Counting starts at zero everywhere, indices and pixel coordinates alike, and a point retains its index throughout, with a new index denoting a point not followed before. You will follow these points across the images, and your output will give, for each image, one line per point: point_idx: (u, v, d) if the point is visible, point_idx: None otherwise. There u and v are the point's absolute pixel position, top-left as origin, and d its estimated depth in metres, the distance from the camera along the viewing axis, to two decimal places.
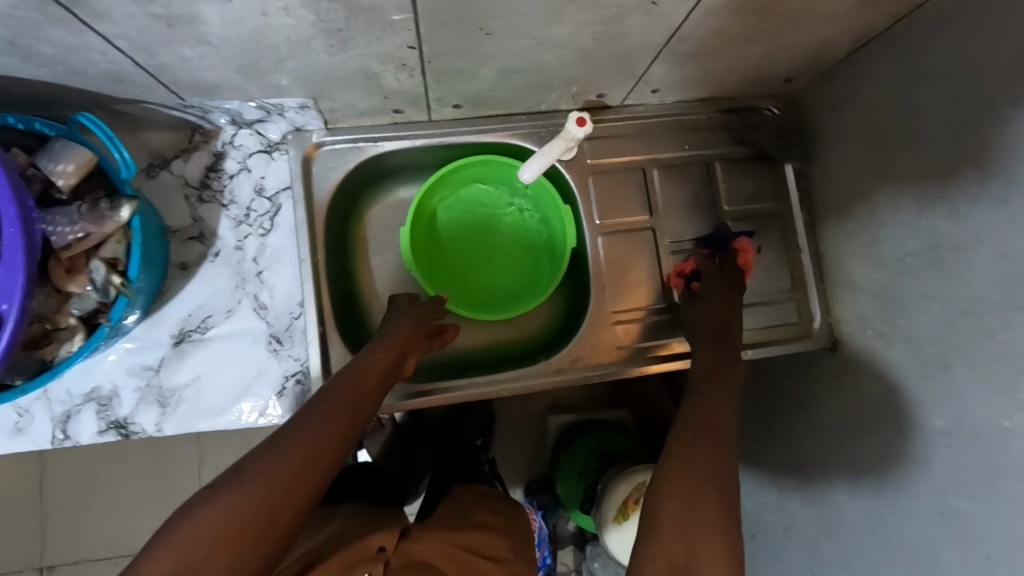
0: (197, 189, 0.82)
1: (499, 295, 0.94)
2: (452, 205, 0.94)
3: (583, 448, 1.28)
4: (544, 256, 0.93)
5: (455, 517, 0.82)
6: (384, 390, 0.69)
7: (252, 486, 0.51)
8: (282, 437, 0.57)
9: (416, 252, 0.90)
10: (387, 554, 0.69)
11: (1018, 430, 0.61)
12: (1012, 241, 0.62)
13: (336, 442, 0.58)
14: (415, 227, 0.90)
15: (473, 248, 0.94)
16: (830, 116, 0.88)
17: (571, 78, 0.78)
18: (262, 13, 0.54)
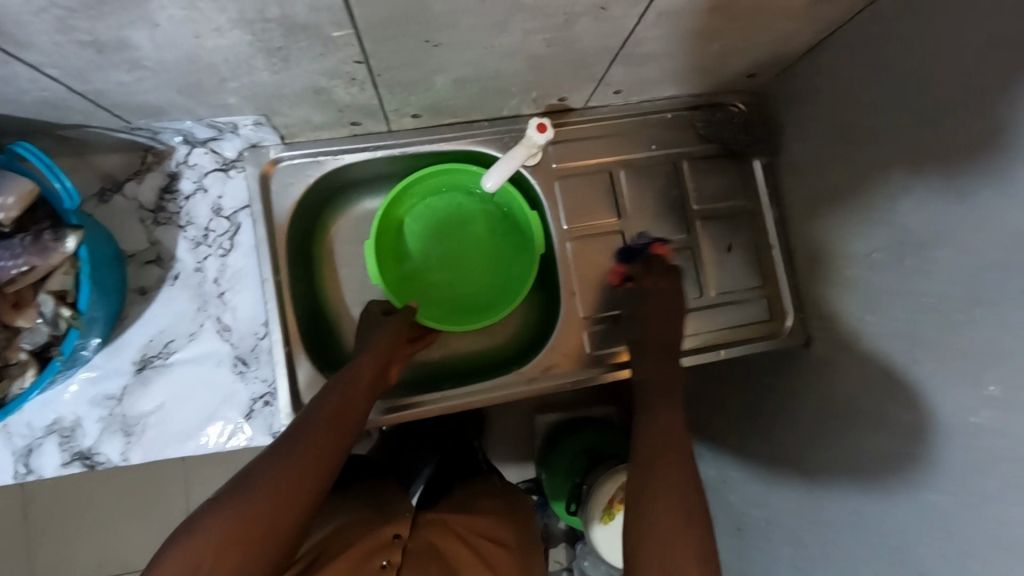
0: (152, 211, 0.81)
1: (476, 299, 0.93)
2: (420, 215, 0.93)
3: (569, 449, 1.26)
4: (513, 263, 0.93)
5: (464, 497, 0.86)
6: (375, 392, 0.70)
7: (245, 501, 0.53)
8: (272, 453, 0.58)
9: (384, 265, 0.89)
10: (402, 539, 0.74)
11: (984, 425, 0.61)
12: (971, 236, 0.62)
13: (327, 452, 0.59)
14: (382, 237, 0.89)
15: (447, 254, 0.94)
16: (795, 111, 0.87)
17: (529, 84, 0.77)
18: (194, 35, 0.52)
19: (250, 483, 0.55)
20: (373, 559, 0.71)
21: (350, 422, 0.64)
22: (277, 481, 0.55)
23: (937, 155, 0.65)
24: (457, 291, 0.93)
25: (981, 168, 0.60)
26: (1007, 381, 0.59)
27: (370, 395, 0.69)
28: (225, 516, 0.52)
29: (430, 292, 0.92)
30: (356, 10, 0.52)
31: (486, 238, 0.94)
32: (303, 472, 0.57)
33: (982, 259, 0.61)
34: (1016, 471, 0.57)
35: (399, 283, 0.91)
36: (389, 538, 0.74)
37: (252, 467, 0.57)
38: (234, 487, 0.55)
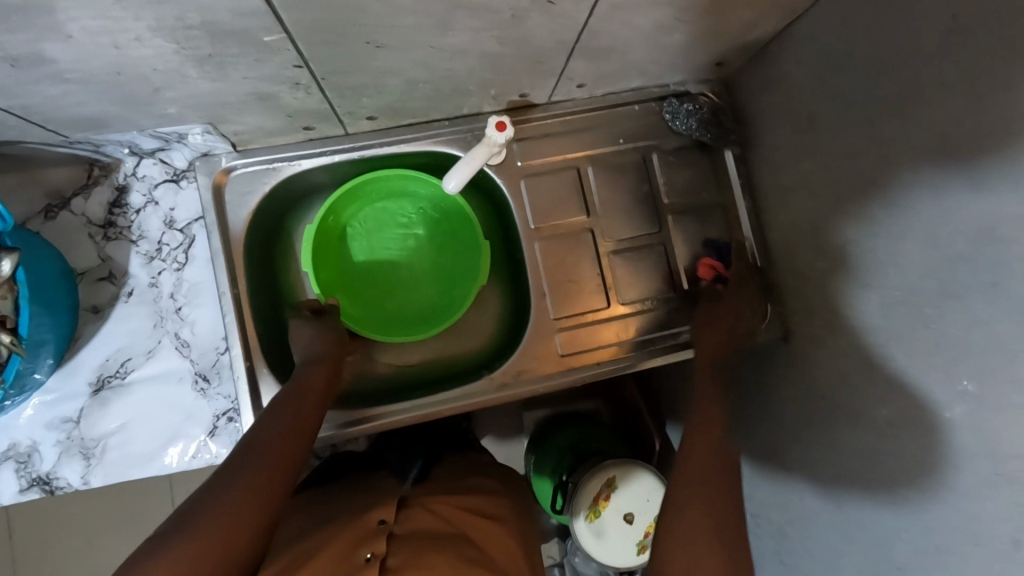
0: (101, 226, 0.78)
1: (433, 307, 0.91)
2: (366, 217, 0.90)
3: (556, 446, 1.21)
4: (468, 269, 0.90)
5: (453, 481, 0.85)
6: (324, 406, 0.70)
7: (201, 528, 0.51)
8: (224, 477, 0.56)
9: (323, 270, 0.86)
10: (388, 526, 0.70)
11: (958, 420, 0.59)
12: (941, 228, 0.60)
13: (281, 474, 0.59)
14: (329, 234, 0.87)
15: (406, 259, 0.92)
16: (764, 100, 0.84)
17: (486, 82, 0.74)
18: (115, 46, 0.49)
19: (205, 509, 0.53)
20: (359, 549, 0.65)
21: (301, 442, 0.64)
22: (235, 506, 0.54)
23: (906, 143, 0.63)
24: (404, 300, 0.91)
25: (950, 157, 0.58)
26: (979, 376, 0.57)
27: (319, 413, 0.68)
28: (182, 545, 0.49)
29: (375, 298, 0.91)
30: (285, 14, 0.49)
31: (445, 250, 0.92)
32: (259, 495, 0.56)
33: (953, 251, 0.59)
34: (990, 468, 0.56)
35: (338, 287, 0.89)
36: (374, 527, 0.70)
37: (202, 494, 0.55)
38: (188, 514, 0.52)
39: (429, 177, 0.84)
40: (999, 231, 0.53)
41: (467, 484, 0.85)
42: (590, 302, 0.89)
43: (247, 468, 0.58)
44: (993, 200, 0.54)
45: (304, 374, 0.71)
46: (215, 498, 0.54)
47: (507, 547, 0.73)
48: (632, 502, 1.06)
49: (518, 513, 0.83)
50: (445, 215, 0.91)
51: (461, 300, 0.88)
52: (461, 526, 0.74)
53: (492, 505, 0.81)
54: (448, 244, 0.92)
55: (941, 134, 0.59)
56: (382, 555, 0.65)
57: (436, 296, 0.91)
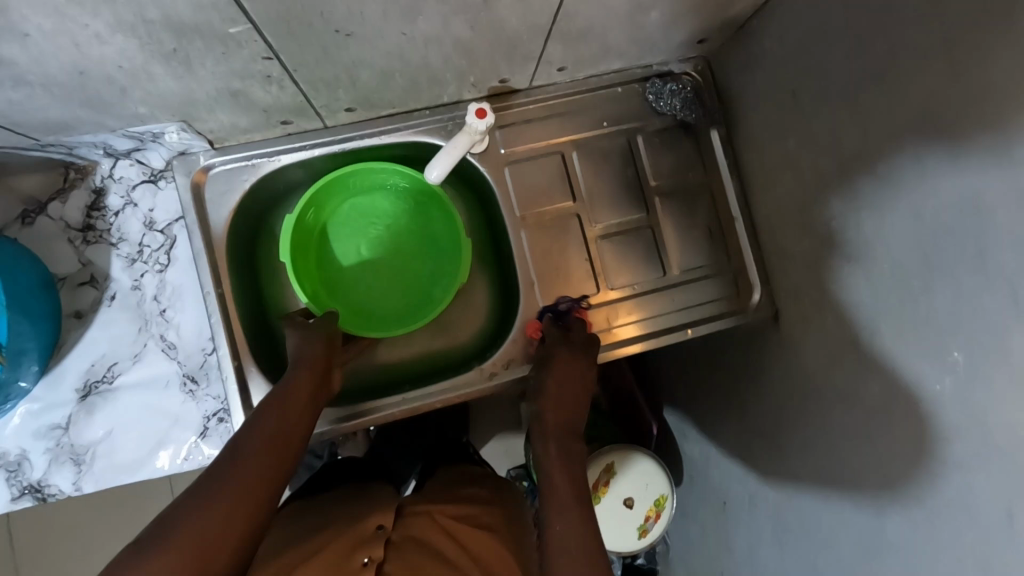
0: (81, 230, 0.77)
1: (416, 301, 0.90)
2: (345, 213, 0.89)
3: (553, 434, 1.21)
4: (449, 263, 0.89)
5: (446, 488, 0.84)
6: (316, 399, 0.70)
7: (186, 535, 0.51)
8: (217, 473, 0.57)
9: (303, 267, 0.85)
10: (386, 531, 0.72)
11: (948, 393, 0.59)
12: (927, 200, 0.59)
13: (266, 482, 0.58)
14: (308, 228, 0.86)
15: (388, 254, 0.91)
16: (747, 77, 0.83)
17: (462, 69, 0.73)
18: (74, 44, 0.48)
19: (186, 516, 0.52)
20: (356, 553, 0.67)
21: (288, 448, 0.63)
22: (217, 515, 0.53)
23: (890, 115, 0.62)
24: (380, 297, 0.90)
25: (935, 128, 0.57)
26: (969, 348, 0.56)
27: (308, 417, 0.67)
28: (159, 553, 0.49)
29: (351, 294, 0.89)
30: (247, 5, 0.48)
31: (426, 246, 0.91)
32: (242, 504, 0.55)
33: (939, 223, 0.58)
34: (980, 440, 0.56)
35: (318, 284, 0.88)
36: (371, 532, 0.71)
37: (185, 498, 0.54)
38: (168, 519, 0.52)
39: (410, 170, 0.83)
40: (984, 200, 0.53)
41: (461, 491, 0.83)
42: (577, 288, 0.88)
43: (229, 474, 0.57)
44: (977, 169, 0.53)
45: (293, 377, 0.69)
46: (197, 504, 0.53)
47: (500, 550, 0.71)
48: (632, 488, 1.06)
49: (514, 515, 0.80)
50: (425, 208, 0.90)
51: (436, 300, 0.88)
52: (453, 531, 0.73)
53: (487, 512, 0.78)
54: (429, 238, 0.91)
55: (924, 104, 0.58)
56: (379, 559, 0.67)
57: (412, 293, 0.90)
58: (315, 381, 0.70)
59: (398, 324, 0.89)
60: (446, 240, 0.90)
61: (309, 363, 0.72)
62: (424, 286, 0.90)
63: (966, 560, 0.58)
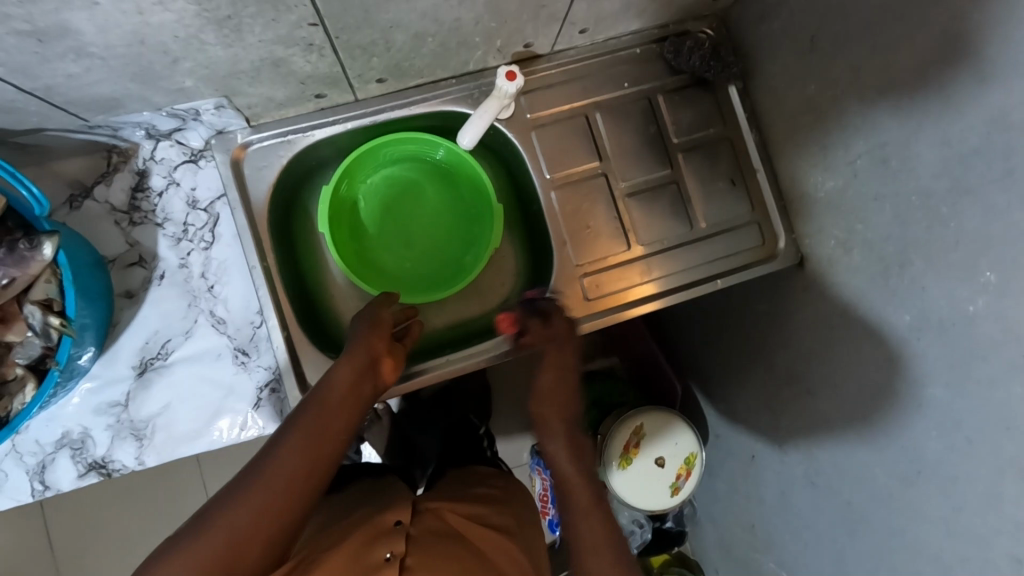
0: (126, 212, 0.79)
1: (445, 266, 0.92)
2: (375, 187, 0.91)
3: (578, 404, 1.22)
4: (476, 229, 0.92)
5: (460, 489, 0.87)
6: (362, 390, 0.69)
7: (208, 537, 0.54)
8: (246, 475, 0.59)
9: (339, 240, 0.87)
10: (404, 526, 0.72)
11: (981, 313, 0.62)
12: (952, 126, 0.62)
13: (301, 481, 0.59)
14: (339, 199, 0.87)
15: (412, 222, 0.92)
16: (762, 28, 0.86)
17: (491, 31, 0.75)
18: (137, 12, 0.50)
19: (220, 513, 0.56)
20: (378, 547, 0.68)
21: (327, 447, 0.63)
22: (247, 515, 0.56)
23: (911, 49, 0.65)
24: (414, 266, 0.91)
25: (960, 52, 0.60)
26: (1000, 265, 0.59)
27: (351, 412, 0.67)
28: (188, 552, 0.53)
29: (387, 265, 0.91)
30: None
31: (452, 216, 0.93)
32: (270, 504, 0.57)
33: (965, 146, 0.61)
34: (1015, 353, 0.58)
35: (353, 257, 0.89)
36: (389, 527, 0.72)
37: (221, 496, 0.58)
38: (203, 515, 0.56)
39: (443, 140, 0.86)
40: (1011, 117, 0.56)
41: (472, 492, 0.86)
42: (609, 245, 0.91)
43: (259, 475, 0.59)
44: (1005, 90, 0.56)
45: (336, 371, 0.69)
46: (229, 503, 0.56)
47: (511, 554, 0.74)
48: (660, 449, 1.08)
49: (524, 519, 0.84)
50: (448, 176, 0.92)
51: (469, 266, 0.90)
52: (468, 533, 0.75)
53: (497, 512, 0.82)
54: (451, 205, 0.93)
55: (947, 31, 0.60)
56: (401, 554, 0.67)
57: (444, 262, 0.92)
58: (358, 373, 0.69)
59: (430, 290, 0.90)
60: (471, 206, 0.92)
61: (353, 353, 0.71)
62: (450, 252, 0.92)
63: (1006, 471, 0.60)
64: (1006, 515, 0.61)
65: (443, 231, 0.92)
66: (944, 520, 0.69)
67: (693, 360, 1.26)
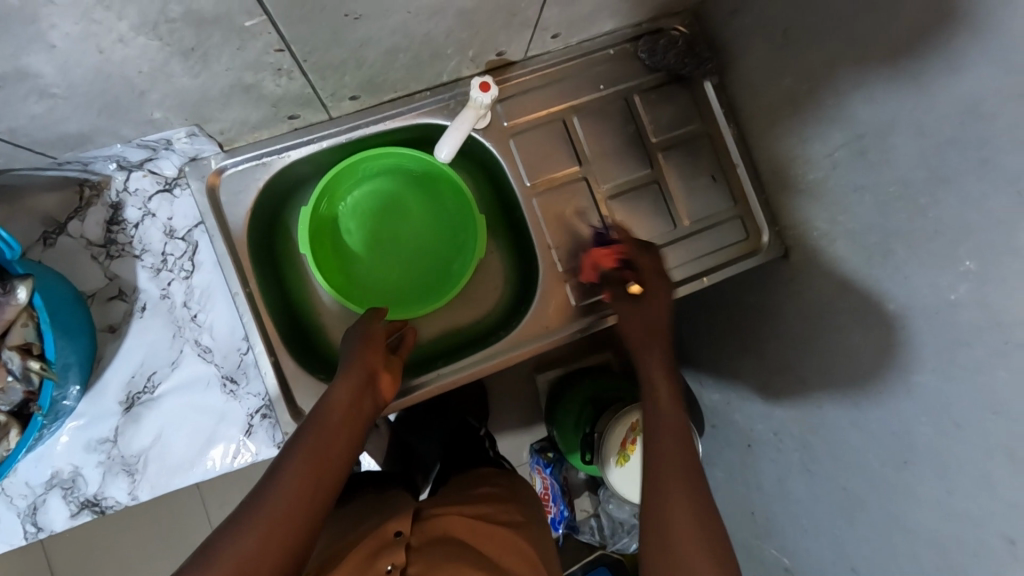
0: (103, 246, 0.78)
1: (430, 279, 0.92)
2: (356, 202, 0.90)
3: (575, 398, 1.23)
4: (461, 242, 0.91)
5: (463, 490, 0.87)
6: (363, 407, 0.70)
7: (218, 565, 0.53)
8: (251, 503, 0.58)
9: (322, 260, 0.86)
10: (404, 537, 0.72)
11: (964, 300, 0.62)
12: (927, 116, 0.62)
13: (305, 502, 0.59)
14: (317, 218, 0.86)
15: (395, 235, 0.91)
16: (735, 23, 0.86)
17: (463, 43, 0.74)
18: (98, 50, 0.49)
19: (225, 543, 0.55)
20: (379, 559, 0.68)
21: (332, 465, 0.63)
22: (253, 540, 0.55)
23: (883, 41, 0.65)
24: (402, 279, 0.91)
25: (930, 45, 0.60)
26: (979, 254, 0.60)
27: (350, 432, 0.67)
28: None
29: (375, 281, 0.90)
30: None
31: (437, 227, 0.92)
32: (277, 526, 0.56)
33: (940, 137, 0.61)
34: (998, 339, 0.59)
35: (340, 276, 0.88)
36: (390, 538, 0.72)
37: (227, 527, 0.57)
38: (209, 547, 0.55)
39: (420, 153, 0.85)
40: (985, 107, 0.56)
41: (475, 492, 0.86)
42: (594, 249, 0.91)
43: (264, 501, 0.58)
44: (975, 80, 0.56)
45: (334, 390, 0.69)
46: (236, 531, 0.56)
47: (521, 550, 0.74)
48: None
49: (531, 514, 0.84)
50: (431, 188, 0.91)
51: (455, 275, 0.89)
52: (472, 533, 0.75)
53: (504, 510, 0.82)
54: (435, 218, 0.92)
55: (917, 24, 0.61)
56: (402, 564, 0.68)
57: (430, 273, 0.91)
58: (356, 390, 0.69)
59: (415, 304, 0.90)
60: (456, 218, 0.91)
61: (350, 371, 0.71)
62: (434, 264, 0.91)
63: (995, 453, 0.61)
64: (998, 496, 0.62)
65: (427, 244, 0.91)
66: (938, 502, 0.69)
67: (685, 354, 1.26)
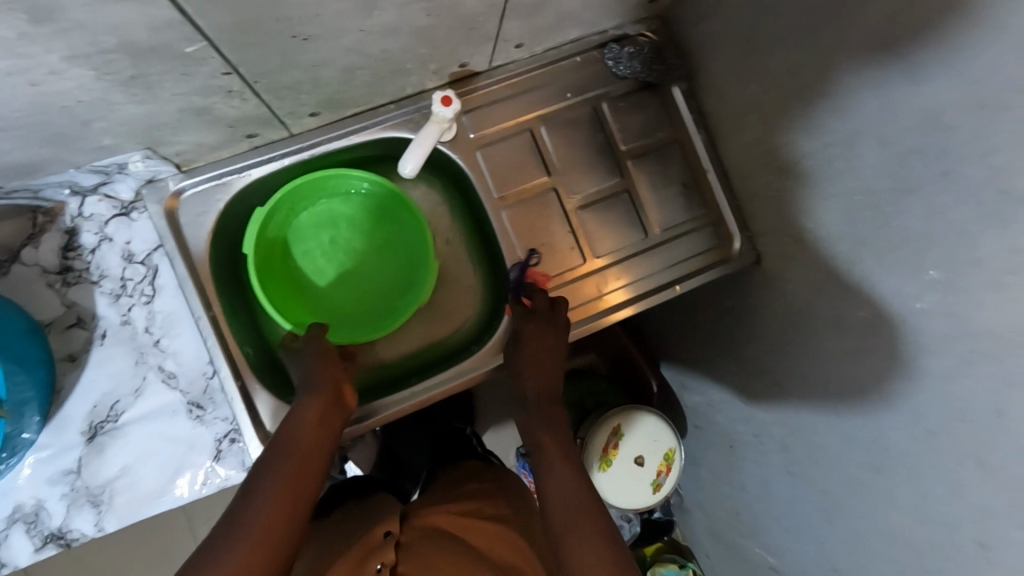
0: (59, 273, 0.76)
1: (384, 302, 0.89)
2: (315, 221, 0.88)
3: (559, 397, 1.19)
4: (415, 270, 0.88)
5: (448, 490, 0.84)
6: (334, 424, 0.69)
7: None
8: (228, 524, 0.55)
9: (276, 283, 0.84)
10: (394, 536, 0.70)
11: (930, 309, 0.62)
12: (889, 126, 0.62)
13: (286, 519, 0.57)
14: (268, 239, 0.84)
15: (352, 257, 0.89)
16: (701, 28, 0.85)
17: (423, 57, 0.72)
18: (30, 83, 0.48)
19: (205, 565, 0.52)
20: (369, 562, 0.65)
21: (307, 484, 0.62)
22: (236, 559, 0.52)
23: (843, 51, 0.65)
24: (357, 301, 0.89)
25: (889, 57, 0.60)
26: (944, 263, 0.59)
27: (323, 449, 0.66)
28: None
29: (333, 303, 0.88)
30: (202, 21, 0.48)
31: (397, 252, 0.89)
32: (261, 543, 0.54)
33: (902, 146, 0.61)
34: (961, 349, 0.59)
35: (293, 300, 0.86)
36: (380, 540, 0.69)
37: (202, 550, 0.53)
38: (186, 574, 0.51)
39: (373, 176, 0.83)
40: (943, 119, 0.56)
41: (462, 490, 0.83)
42: (568, 258, 0.90)
43: (242, 520, 0.55)
44: (933, 93, 0.56)
45: (302, 409, 0.68)
46: (215, 553, 0.53)
47: (511, 541, 0.71)
48: (642, 448, 1.05)
49: (523, 503, 0.82)
50: (388, 209, 0.88)
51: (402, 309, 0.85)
52: (461, 530, 0.73)
53: (492, 503, 0.80)
54: (392, 241, 0.90)
55: (877, 33, 0.60)
56: (392, 563, 0.66)
57: (381, 301, 0.88)
58: (325, 407, 0.69)
59: (368, 326, 0.87)
60: (412, 244, 0.88)
61: (318, 389, 0.70)
62: (389, 289, 0.89)
63: (965, 458, 0.61)
64: (969, 501, 0.61)
65: (385, 267, 0.89)
66: (912, 506, 0.69)
67: (664, 358, 1.25)
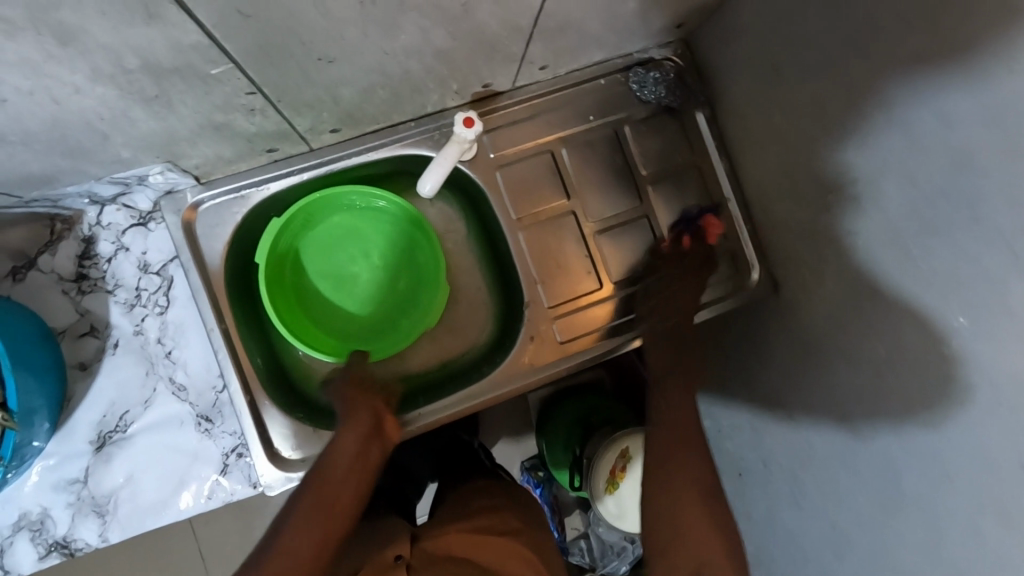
0: (74, 281, 0.76)
1: (391, 319, 0.88)
2: (325, 233, 0.86)
3: (569, 414, 1.19)
4: (424, 289, 0.87)
5: (457, 506, 0.83)
6: (373, 454, 0.67)
7: None
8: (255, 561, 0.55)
9: (284, 298, 0.83)
10: (405, 560, 0.67)
11: (955, 355, 0.60)
12: (918, 167, 0.61)
13: (315, 556, 0.56)
14: (279, 252, 0.82)
15: (359, 271, 0.88)
16: (725, 54, 0.84)
17: (445, 78, 0.72)
18: (53, 101, 0.48)
19: None
20: None
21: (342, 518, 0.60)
22: None
23: (872, 89, 0.64)
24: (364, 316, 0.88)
25: (919, 98, 0.58)
26: (973, 309, 0.57)
27: (360, 481, 0.64)
28: None
29: (339, 317, 0.87)
30: (228, 44, 0.48)
31: (405, 270, 0.88)
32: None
33: (931, 187, 0.60)
34: (987, 398, 0.57)
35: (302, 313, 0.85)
36: (391, 562, 0.67)
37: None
38: None
39: (390, 196, 0.82)
40: (974, 164, 0.55)
41: (470, 506, 0.82)
42: (580, 282, 0.89)
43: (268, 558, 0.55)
44: (965, 138, 0.55)
45: (340, 439, 0.66)
46: None
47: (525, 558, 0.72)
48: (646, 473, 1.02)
49: (531, 520, 0.81)
50: (397, 226, 0.87)
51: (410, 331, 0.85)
52: (474, 551, 0.72)
53: (503, 519, 0.79)
54: (400, 258, 0.88)
55: (906, 75, 0.59)
56: None
57: (387, 319, 0.87)
58: (363, 438, 0.67)
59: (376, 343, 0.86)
60: (422, 264, 0.87)
61: (355, 419, 0.69)
62: (395, 306, 0.88)
63: (986, 506, 0.59)
64: (989, 555, 0.59)
65: (391, 284, 0.88)
66: (925, 551, 0.66)
67: None
